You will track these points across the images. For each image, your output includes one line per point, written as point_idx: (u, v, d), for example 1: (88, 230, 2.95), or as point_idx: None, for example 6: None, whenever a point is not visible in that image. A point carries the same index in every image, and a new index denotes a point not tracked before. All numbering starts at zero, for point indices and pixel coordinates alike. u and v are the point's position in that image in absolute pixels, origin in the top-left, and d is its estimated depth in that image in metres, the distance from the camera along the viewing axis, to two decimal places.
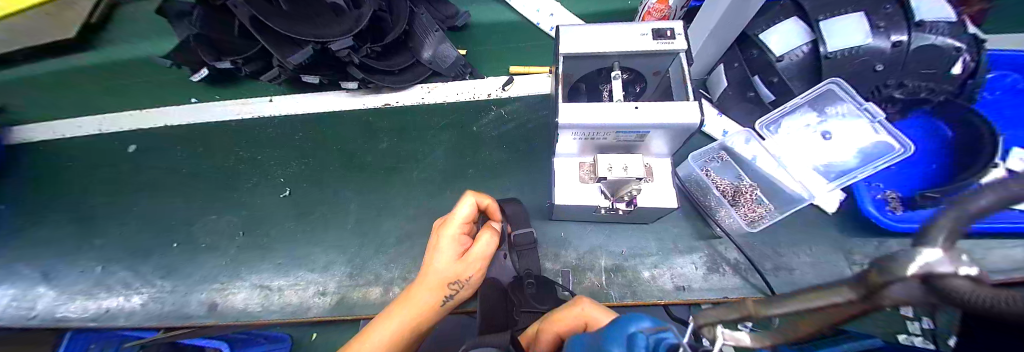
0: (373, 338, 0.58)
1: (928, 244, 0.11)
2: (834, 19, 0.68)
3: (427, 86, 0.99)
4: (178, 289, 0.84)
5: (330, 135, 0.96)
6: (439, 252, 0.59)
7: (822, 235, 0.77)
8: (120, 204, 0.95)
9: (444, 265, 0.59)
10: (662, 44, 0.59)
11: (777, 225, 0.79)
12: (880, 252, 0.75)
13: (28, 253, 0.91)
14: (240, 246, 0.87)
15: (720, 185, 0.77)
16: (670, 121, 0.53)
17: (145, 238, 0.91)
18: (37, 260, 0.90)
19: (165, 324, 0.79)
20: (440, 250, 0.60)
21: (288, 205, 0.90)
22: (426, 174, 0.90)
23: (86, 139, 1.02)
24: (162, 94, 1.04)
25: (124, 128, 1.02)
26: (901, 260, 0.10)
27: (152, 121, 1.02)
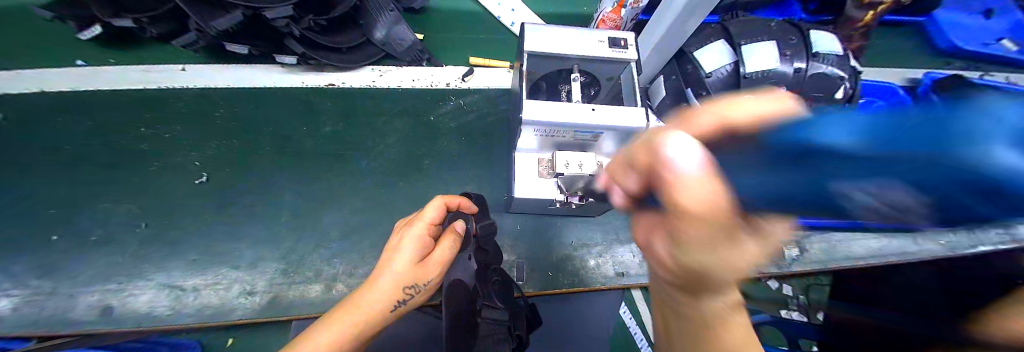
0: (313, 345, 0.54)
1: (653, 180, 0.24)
2: (751, 45, 0.81)
3: (378, 69, 0.92)
4: (55, 291, 0.69)
5: (260, 114, 0.84)
6: (399, 252, 0.62)
7: None
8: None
9: (403, 265, 0.61)
10: (616, 52, 0.64)
11: None
12: None
13: None
14: (144, 240, 0.74)
15: None
16: (621, 124, 0.58)
17: (12, 231, 0.73)
18: None
19: (40, 333, 0.65)
20: (400, 250, 0.62)
21: (205, 193, 0.77)
22: (376, 164, 0.84)
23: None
24: (36, 53, 0.84)
25: None
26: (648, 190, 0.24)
27: (20, 85, 0.82)
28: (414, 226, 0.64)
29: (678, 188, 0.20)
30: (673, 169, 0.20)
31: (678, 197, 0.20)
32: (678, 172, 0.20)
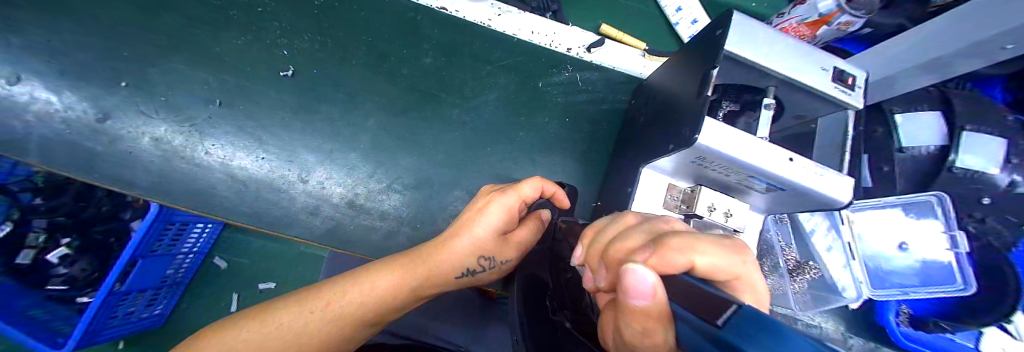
0: (376, 282, 0.51)
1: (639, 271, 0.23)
2: (977, 133, 0.63)
3: (498, 6, 0.74)
4: (125, 140, 0.66)
5: (356, 16, 0.72)
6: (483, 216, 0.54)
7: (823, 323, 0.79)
8: None
9: (483, 230, 0.53)
10: (842, 90, 0.47)
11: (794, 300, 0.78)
12: None
13: None
14: (214, 117, 0.68)
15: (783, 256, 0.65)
16: (816, 190, 0.44)
17: (85, 60, 0.69)
18: None
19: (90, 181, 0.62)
20: (486, 216, 0.54)
21: (286, 89, 0.70)
22: (467, 117, 0.75)
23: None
24: None
25: None
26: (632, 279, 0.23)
27: None
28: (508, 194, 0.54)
29: (624, 286, 0.24)
30: (628, 293, 0.23)
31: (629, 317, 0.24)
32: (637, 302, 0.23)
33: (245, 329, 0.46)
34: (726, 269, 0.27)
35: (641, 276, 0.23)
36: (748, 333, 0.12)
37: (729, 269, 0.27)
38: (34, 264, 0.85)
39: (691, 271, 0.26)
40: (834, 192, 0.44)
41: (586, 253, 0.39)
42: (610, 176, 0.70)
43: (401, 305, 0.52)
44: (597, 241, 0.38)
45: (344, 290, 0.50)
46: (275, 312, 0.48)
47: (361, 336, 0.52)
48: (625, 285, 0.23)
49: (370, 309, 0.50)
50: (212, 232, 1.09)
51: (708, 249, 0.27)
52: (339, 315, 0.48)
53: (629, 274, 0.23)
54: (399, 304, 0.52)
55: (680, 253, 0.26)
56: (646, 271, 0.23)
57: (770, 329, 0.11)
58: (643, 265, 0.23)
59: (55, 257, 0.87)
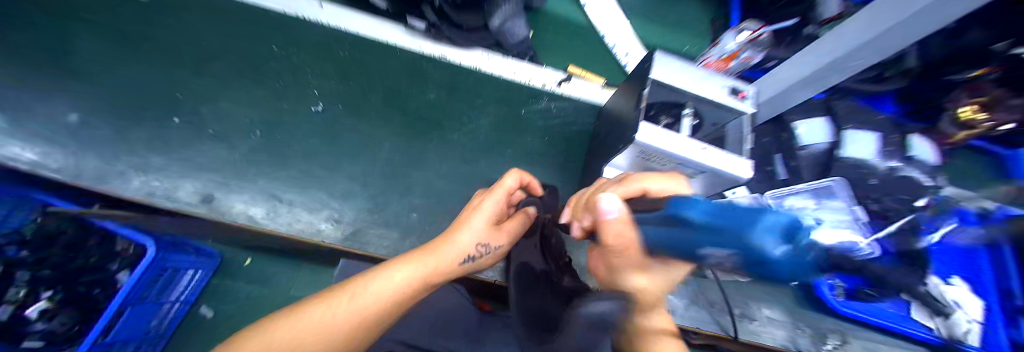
0: (396, 273, 0.53)
1: (607, 198, 0.39)
2: (857, 131, 0.86)
3: (487, 54, 0.91)
4: (174, 168, 0.79)
5: (371, 61, 0.87)
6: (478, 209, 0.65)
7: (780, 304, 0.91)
8: (116, 55, 0.85)
9: (483, 219, 0.63)
10: (735, 100, 0.66)
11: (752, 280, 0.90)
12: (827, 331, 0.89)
13: (13, 82, 0.83)
14: (254, 147, 0.82)
15: None
16: (725, 170, 0.60)
17: (146, 105, 0.83)
18: (25, 90, 0.82)
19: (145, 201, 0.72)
20: (481, 211, 0.64)
21: (316, 123, 0.86)
22: (464, 140, 0.92)
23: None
24: None
25: None
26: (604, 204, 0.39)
27: None
28: (497, 192, 0.66)
29: (603, 211, 0.39)
30: (605, 213, 0.39)
31: (608, 230, 0.39)
32: (613, 217, 0.38)
33: (265, 331, 0.43)
34: (667, 187, 0.43)
35: (608, 203, 0.39)
36: (692, 210, 0.30)
37: (669, 187, 0.43)
38: None
39: (643, 193, 0.42)
40: (739, 170, 0.61)
41: (574, 211, 0.54)
42: (584, 181, 0.86)
43: (419, 295, 0.55)
44: (580, 201, 0.53)
45: (364, 284, 0.50)
46: (296, 312, 0.45)
47: (380, 332, 0.52)
48: (603, 210, 0.39)
49: (396, 299, 0.51)
50: (202, 280, 1.14)
51: (651, 179, 0.44)
52: (360, 312, 0.47)
53: (602, 201, 0.39)
54: (416, 297, 0.54)
55: (632, 186, 0.43)
56: (610, 197, 0.39)
57: (696, 206, 0.30)
58: (609, 197, 0.39)
59: None
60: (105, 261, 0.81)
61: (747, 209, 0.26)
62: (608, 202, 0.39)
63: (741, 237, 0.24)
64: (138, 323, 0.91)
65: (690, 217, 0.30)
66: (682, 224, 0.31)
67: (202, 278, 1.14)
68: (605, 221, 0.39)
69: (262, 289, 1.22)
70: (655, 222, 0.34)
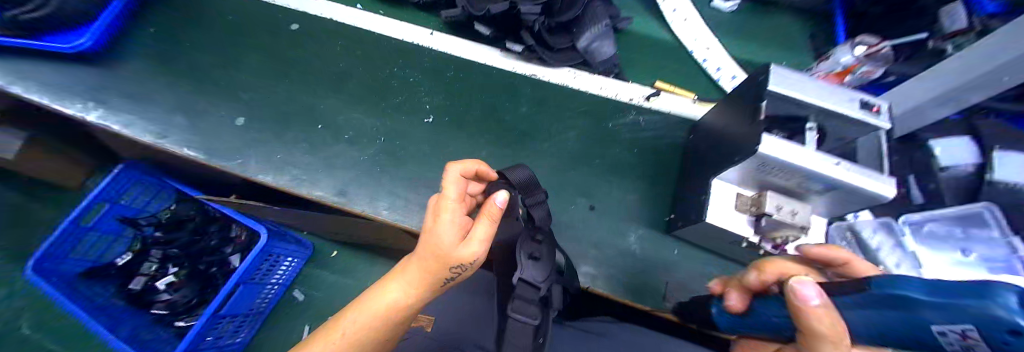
0: (369, 307, 0.51)
1: (803, 282, 0.30)
2: (1008, 153, 0.75)
3: (575, 72, 1.03)
4: (315, 165, 0.90)
5: (476, 81, 1.03)
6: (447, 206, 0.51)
7: None
8: (279, 74, 1.07)
9: (455, 224, 0.49)
10: (868, 115, 0.63)
11: None
12: None
13: (202, 94, 1.06)
14: (375, 150, 0.92)
15: None
16: (863, 187, 0.57)
17: (289, 110, 0.98)
18: (209, 99, 1.04)
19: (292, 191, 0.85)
20: (439, 233, 0.48)
21: (426, 130, 0.96)
22: (555, 149, 0.96)
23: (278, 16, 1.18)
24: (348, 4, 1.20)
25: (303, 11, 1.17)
26: (801, 287, 0.30)
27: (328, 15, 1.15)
28: (446, 205, 0.48)
29: (800, 299, 0.30)
30: (804, 301, 0.30)
31: (811, 323, 0.30)
32: (813, 304, 0.30)
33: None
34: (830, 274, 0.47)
35: (805, 284, 0.30)
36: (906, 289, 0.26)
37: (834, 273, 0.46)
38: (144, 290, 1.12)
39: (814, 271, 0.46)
40: (881, 189, 0.57)
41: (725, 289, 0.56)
42: (682, 195, 0.84)
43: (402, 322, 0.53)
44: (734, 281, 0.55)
45: (345, 321, 0.51)
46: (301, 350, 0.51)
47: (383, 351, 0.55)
48: (800, 296, 0.30)
49: (379, 331, 0.51)
50: (297, 266, 1.37)
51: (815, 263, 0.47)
52: (366, 323, 0.50)
53: (799, 287, 0.30)
54: (401, 321, 0.52)
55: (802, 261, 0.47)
56: (808, 282, 0.31)
57: (906, 288, 0.26)
58: (805, 281, 0.31)
59: (162, 284, 1.13)
60: (222, 244, 1.22)
61: (971, 285, 0.22)
62: (805, 284, 0.30)
63: (966, 313, 0.20)
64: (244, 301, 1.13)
65: (904, 295, 0.26)
66: (883, 299, 0.27)
67: (298, 264, 1.37)
68: (798, 306, 0.31)
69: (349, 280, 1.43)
70: (854, 302, 0.30)
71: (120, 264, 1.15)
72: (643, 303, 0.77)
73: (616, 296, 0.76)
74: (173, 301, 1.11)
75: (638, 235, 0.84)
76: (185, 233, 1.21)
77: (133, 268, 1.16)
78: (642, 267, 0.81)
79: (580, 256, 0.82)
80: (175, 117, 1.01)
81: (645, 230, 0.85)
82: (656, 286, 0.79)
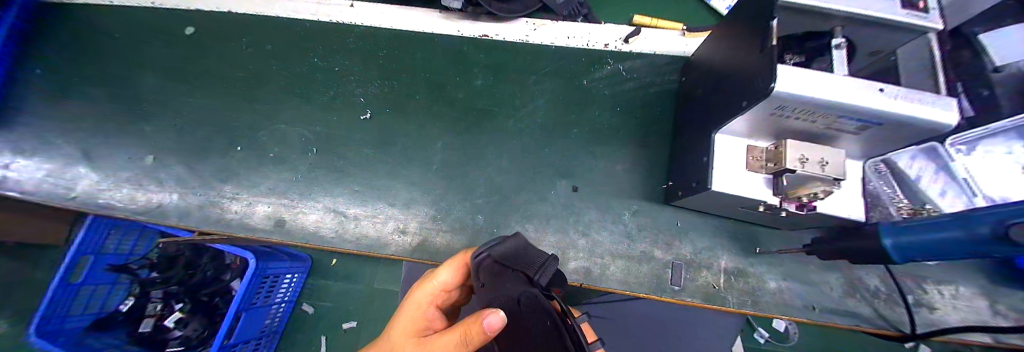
0: None
1: None
2: None
3: (533, 22, 0.84)
4: (246, 197, 0.76)
5: (415, 58, 0.85)
6: (405, 317, 0.53)
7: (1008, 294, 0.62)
8: (185, 92, 0.90)
9: (398, 348, 0.48)
10: (919, 13, 0.46)
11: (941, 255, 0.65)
12: None
13: (99, 132, 0.90)
14: (311, 164, 0.78)
15: (900, 207, 0.61)
16: (923, 119, 0.41)
17: (205, 134, 0.84)
18: (109, 138, 0.88)
19: (220, 230, 0.73)
20: (404, 316, 0.53)
21: (365, 129, 0.80)
22: (522, 125, 0.79)
23: (170, 20, 0.97)
24: None
25: (191, 7, 0.95)
26: None
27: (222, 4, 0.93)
28: (422, 288, 0.54)
29: None
30: None
31: None
32: None
33: None
34: None
35: None
36: None
37: None
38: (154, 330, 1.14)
39: None
40: (942, 117, 0.41)
41: None
42: (679, 153, 0.69)
43: None
44: None
45: None
46: None
47: None
48: None
49: None
50: (300, 281, 1.39)
51: None
52: None
53: None
54: None
55: None
56: None
57: None
58: None
59: (170, 322, 1.14)
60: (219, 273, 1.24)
61: None
62: None
63: None
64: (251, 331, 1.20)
65: None
66: None
67: (301, 278, 1.39)
68: None
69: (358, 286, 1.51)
70: None
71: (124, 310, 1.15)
72: (642, 292, 0.65)
73: (613, 289, 0.65)
74: (186, 337, 1.12)
75: (632, 212, 0.71)
76: (180, 266, 1.21)
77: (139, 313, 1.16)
78: (640, 249, 0.68)
79: (569, 248, 0.70)
80: (72, 167, 0.86)
81: (640, 202, 0.72)
82: (655, 266, 0.67)
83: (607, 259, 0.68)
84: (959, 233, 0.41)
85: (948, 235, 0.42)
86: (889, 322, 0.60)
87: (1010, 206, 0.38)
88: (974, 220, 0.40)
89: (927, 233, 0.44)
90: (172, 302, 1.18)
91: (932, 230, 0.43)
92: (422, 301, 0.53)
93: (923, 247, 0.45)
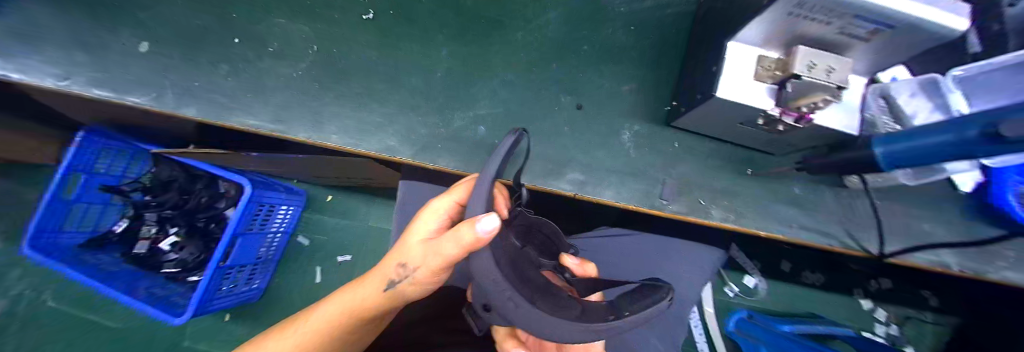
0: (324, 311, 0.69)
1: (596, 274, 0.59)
2: None
3: None
4: (243, 90, 0.75)
5: None
6: (418, 225, 0.58)
7: (981, 229, 0.65)
8: None
9: (412, 246, 0.56)
10: None
11: (925, 188, 0.67)
12: None
13: (68, 11, 0.81)
14: (310, 61, 0.75)
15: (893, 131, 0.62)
16: (931, 20, 0.41)
17: (199, 25, 0.80)
18: (82, 18, 0.81)
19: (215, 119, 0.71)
20: (419, 226, 0.59)
21: (367, 29, 0.77)
22: (531, 38, 0.77)
23: None
24: None
25: None
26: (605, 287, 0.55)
27: None
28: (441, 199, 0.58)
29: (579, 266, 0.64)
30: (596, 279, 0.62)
31: None
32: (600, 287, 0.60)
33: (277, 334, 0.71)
34: None
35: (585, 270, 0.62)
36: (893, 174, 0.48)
37: None
38: (150, 252, 1.30)
39: None
40: (949, 19, 0.42)
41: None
42: (690, 73, 0.68)
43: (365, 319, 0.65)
44: None
45: (310, 313, 0.72)
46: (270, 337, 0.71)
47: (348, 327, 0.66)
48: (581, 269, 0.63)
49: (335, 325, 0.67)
50: (296, 212, 1.56)
51: None
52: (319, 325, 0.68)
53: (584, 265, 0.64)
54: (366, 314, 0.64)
55: None
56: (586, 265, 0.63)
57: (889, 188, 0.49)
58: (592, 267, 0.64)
59: (167, 244, 1.31)
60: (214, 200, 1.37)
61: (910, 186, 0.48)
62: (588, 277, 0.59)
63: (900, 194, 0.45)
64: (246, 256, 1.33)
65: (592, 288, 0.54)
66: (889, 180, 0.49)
67: (297, 211, 1.56)
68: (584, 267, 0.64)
69: (355, 220, 1.59)
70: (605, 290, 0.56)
71: (118, 231, 1.29)
72: (635, 206, 0.67)
73: (606, 200, 0.67)
74: (182, 260, 1.31)
75: (633, 132, 0.72)
76: (173, 191, 1.32)
77: (133, 233, 1.31)
78: (635, 165, 0.70)
79: (567, 162, 0.71)
80: (28, 48, 0.77)
81: (641, 123, 0.72)
82: (647, 182, 0.69)
83: (603, 173, 0.70)
84: (948, 139, 0.42)
85: (932, 141, 0.44)
86: (858, 244, 0.64)
87: (1009, 107, 0.37)
88: (964, 125, 0.40)
89: (918, 140, 0.45)
90: (167, 226, 1.33)
91: (924, 136, 0.45)
92: (438, 210, 0.58)
93: (911, 155, 0.47)
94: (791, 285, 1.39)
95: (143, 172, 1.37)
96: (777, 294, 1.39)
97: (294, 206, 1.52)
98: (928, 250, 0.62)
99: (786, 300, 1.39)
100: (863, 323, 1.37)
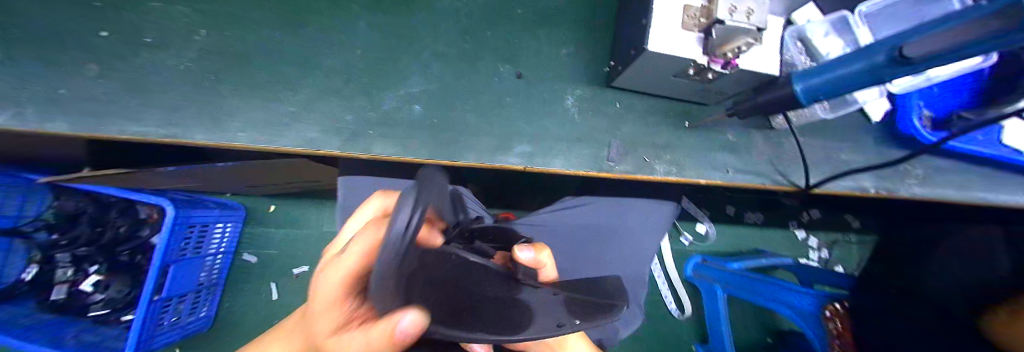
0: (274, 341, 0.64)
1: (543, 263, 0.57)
2: None
3: None
4: (117, 92, 0.62)
5: None
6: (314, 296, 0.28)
7: (885, 152, 0.72)
8: None
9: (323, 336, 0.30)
10: None
11: (838, 121, 0.73)
12: (941, 175, 0.71)
13: None
14: (201, 49, 0.64)
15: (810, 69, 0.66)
16: None
17: (40, 14, 0.64)
18: None
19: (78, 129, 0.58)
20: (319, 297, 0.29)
21: (268, 7, 0.67)
22: (459, 5, 0.71)
23: None
24: None
25: None
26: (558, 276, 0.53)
27: None
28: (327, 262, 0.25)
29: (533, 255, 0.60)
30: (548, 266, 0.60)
31: None
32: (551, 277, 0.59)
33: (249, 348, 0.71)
34: None
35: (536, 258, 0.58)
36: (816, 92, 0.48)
37: None
38: (70, 297, 1.14)
39: None
40: None
41: None
42: (623, 30, 0.67)
43: None
44: None
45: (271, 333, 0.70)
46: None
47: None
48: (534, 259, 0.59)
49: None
50: (235, 230, 1.44)
51: None
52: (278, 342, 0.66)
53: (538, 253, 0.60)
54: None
55: None
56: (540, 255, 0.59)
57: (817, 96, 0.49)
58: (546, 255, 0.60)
59: (88, 285, 1.15)
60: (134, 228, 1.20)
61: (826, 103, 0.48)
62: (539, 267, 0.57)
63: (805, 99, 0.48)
64: (183, 282, 1.21)
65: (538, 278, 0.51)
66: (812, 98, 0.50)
67: (235, 228, 1.44)
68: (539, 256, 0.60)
69: (308, 227, 1.50)
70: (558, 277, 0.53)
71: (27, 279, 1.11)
72: (584, 171, 0.66)
73: (556, 169, 0.65)
74: (111, 299, 1.16)
75: (575, 96, 0.70)
76: (84, 225, 1.16)
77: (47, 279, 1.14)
78: (581, 131, 0.69)
79: (513, 134, 0.67)
80: None
81: (582, 86, 0.71)
82: (594, 145, 0.68)
83: (550, 141, 0.68)
84: (858, 68, 0.45)
85: (844, 72, 0.46)
86: (786, 180, 0.69)
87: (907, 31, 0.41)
88: (873, 51, 0.43)
89: (831, 72, 0.47)
90: (85, 265, 1.16)
91: (840, 66, 0.47)
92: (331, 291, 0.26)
93: (823, 88, 0.50)
94: (736, 228, 1.53)
95: (43, 208, 1.16)
96: (725, 238, 1.52)
97: (230, 221, 1.39)
98: (846, 177, 0.67)
99: (733, 241, 1.53)
100: (799, 251, 1.54)
